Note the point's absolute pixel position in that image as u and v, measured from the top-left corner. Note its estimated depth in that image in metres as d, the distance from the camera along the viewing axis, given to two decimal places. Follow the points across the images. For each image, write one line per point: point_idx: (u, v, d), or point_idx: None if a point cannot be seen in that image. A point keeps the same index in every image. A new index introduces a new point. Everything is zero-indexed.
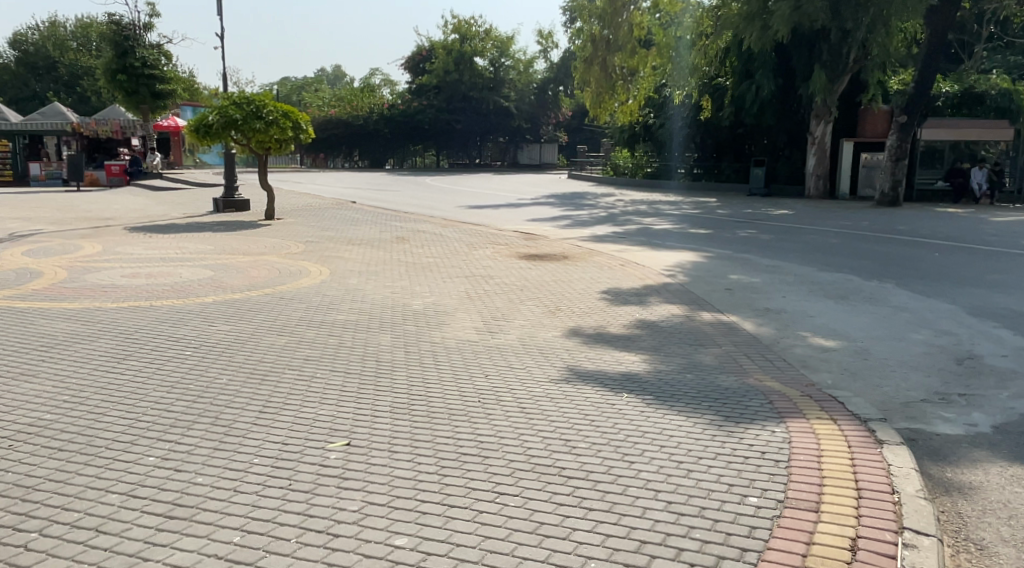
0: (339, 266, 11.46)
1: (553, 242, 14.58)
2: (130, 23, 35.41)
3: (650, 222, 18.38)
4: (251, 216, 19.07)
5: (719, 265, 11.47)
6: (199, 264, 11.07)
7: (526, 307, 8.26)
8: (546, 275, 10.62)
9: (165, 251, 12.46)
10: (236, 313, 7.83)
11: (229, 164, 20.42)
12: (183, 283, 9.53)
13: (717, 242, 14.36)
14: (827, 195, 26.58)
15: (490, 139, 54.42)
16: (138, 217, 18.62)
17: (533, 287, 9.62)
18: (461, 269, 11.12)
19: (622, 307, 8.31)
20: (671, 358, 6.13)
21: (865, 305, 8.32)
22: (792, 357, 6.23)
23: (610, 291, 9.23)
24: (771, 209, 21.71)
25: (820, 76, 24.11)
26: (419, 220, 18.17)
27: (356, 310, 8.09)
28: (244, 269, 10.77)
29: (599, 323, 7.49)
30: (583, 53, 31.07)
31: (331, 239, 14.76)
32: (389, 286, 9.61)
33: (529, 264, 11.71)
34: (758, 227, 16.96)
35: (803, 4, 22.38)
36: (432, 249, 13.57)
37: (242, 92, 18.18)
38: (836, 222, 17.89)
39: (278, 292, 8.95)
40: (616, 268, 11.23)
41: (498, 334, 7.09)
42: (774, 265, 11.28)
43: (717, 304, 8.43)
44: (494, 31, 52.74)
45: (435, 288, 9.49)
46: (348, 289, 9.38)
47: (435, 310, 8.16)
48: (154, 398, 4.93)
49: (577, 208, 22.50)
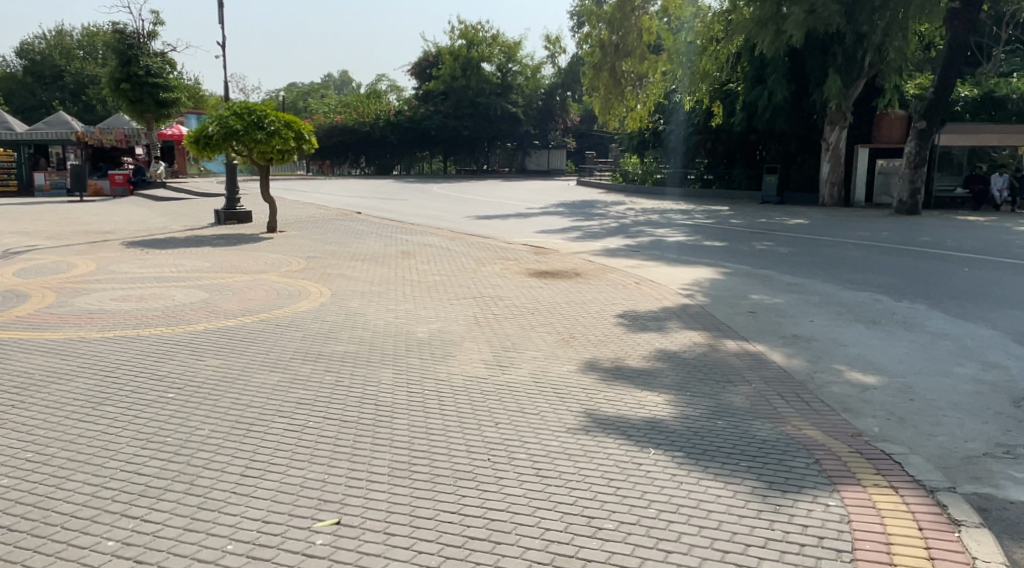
0: (341, 286, 10.97)
1: (564, 257, 14.05)
2: (134, 31, 35.11)
3: (663, 234, 17.83)
4: (253, 228, 18.64)
5: (739, 283, 10.91)
6: (194, 285, 10.61)
7: (538, 337, 7.73)
8: (558, 296, 10.09)
9: (160, 271, 12.01)
10: (228, 344, 7.34)
11: (231, 175, 19.98)
12: (176, 307, 9.06)
13: (735, 256, 13.80)
14: (843, 202, 25.95)
15: (497, 145, 54.19)
16: (138, 230, 18.22)
17: (544, 310, 9.11)
18: (467, 289, 10.60)
19: (640, 335, 7.77)
20: (698, 400, 5.58)
21: (901, 332, 7.76)
22: (830, 397, 5.67)
23: (627, 315, 8.69)
24: (787, 219, 21.11)
25: (835, 81, 23.47)
26: (425, 232, 17.69)
27: (356, 340, 7.57)
28: (241, 290, 10.29)
29: (617, 355, 6.95)
30: (591, 59, 30.61)
31: (334, 255, 14.28)
32: (393, 310, 9.10)
33: (539, 283, 11.19)
34: (775, 239, 16.38)
35: (817, 8, 21.89)
36: (437, 264, 13.08)
37: (242, 102, 17.78)
38: (856, 233, 17.30)
39: (275, 319, 8.46)
40: (631, 287, 10.68)
41: (508, 369, 6.56)
42: (797, 284, 10.71)
43: (742, 331, 7.88)
44: (501, 37, 52.29)
45: (442, 312, 8.98)
46: (348, 314, 8.87)
47: (441, 339, 7.64)
48: (124, 457, 4.42)
49: (586, 218, 22.00)
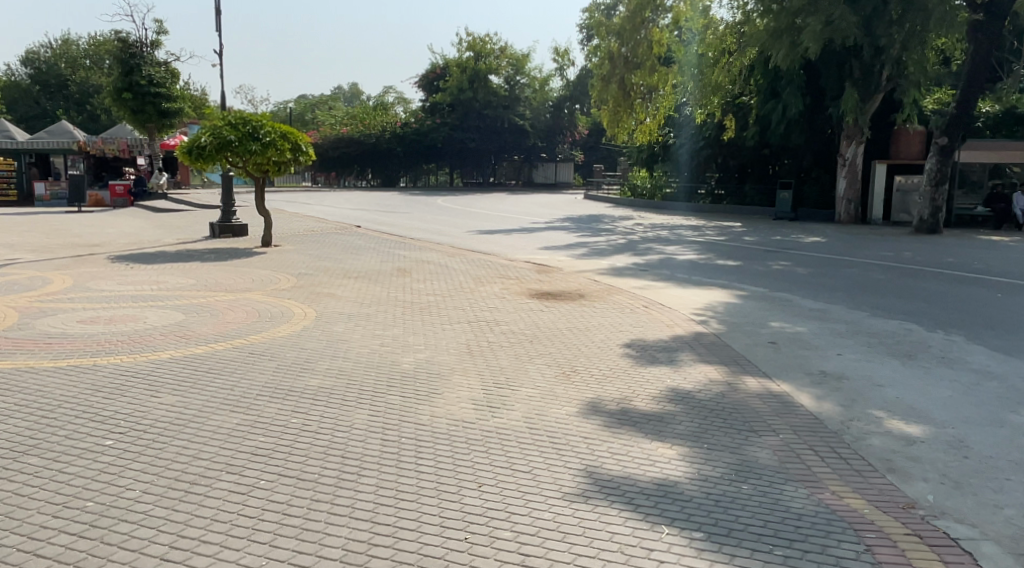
0: (328, 306, 10.26)
1: (568, 276, 13.31)
2: (137, 40, 34.68)
3: (673, 251, 17.07)
4: (248, 242, 18.01)
5: (757, 308, 10.13)
6: (172, 305, 9.89)
7: (536, 371, 6.95)
8: (561, 321, 9.32)
9: (140, 288, 11.36)
10: (191, 376, 6.59)
11: (226, 187, 19.34)
12: (147, 331, 8.33)
13: (749, 277, 13.04)
14: (859, 220, 25.13)
15: (504, 157, 53.74)
16: (129, 243, 17.59)
17: (546, 338, 8.34)
18: (463, 312, 9.86)
19: (650, 369, 7.01)
20: (718, 455, 4.83)
21: (941, 370, 6.99)
22: (870, 453, 4.93)
23: (635, 346, 7.92)
24: (803, 237, 20.31)
25: (852, 95, 22.76)
26: (425, 248, 17.02)
27: (334, 373, 6.81)
28: (220, 311, 9.59)
29: (624, 395, 6.16)
30: (599, 71, 29.91)
31: (327, 271, 13.60)
32: (380, 336, 8.35)
33: (541, 305, 10.43)
34: (791, 258, 15.61)
35: (835, 19, 21.22)
36: (435, 283, 12.37)
37: (238, 112, 17.13)
38: (875, 253, 16.53)
39: (250, 346, 7.71)
40: (640, 311, 9.90)
41: (500, 411, 5.77)
42: (819, 310, 9.95)
43: (765, 365, 7.11)
44: (508, 49, 51.83)
45: (433, 339, 8.21)
46: (332, 340, 8.12)
47: (428, 372, 6.90)
48: (27, 531, 3.78)
49: (593, 233, 21.30)
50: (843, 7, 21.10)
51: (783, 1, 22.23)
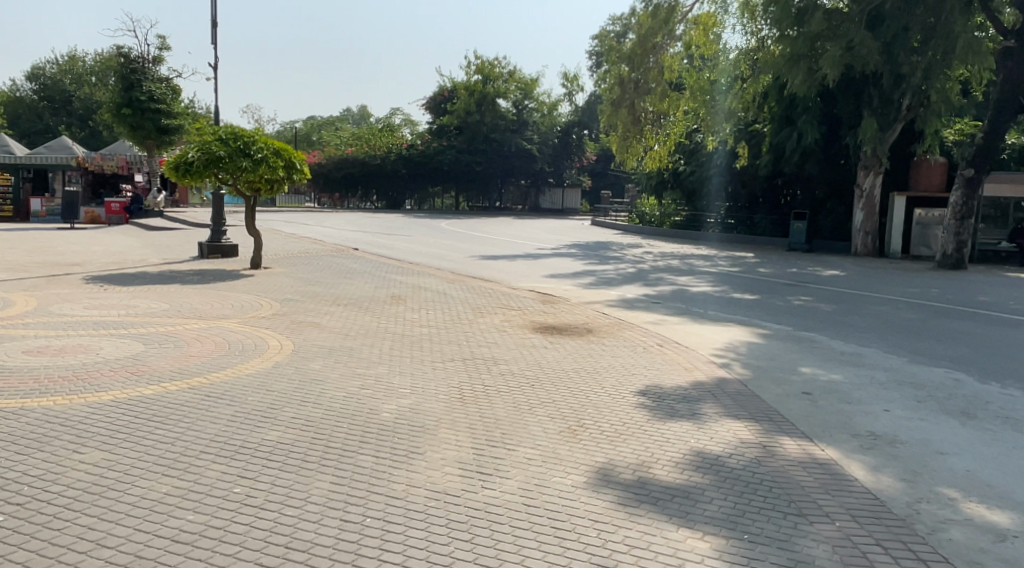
0: (308, 338, 9.30)
1: (574, 307, 12.35)
2: (140, 56, 34.18)
3: (686, 282, 16.10)
4: (237, 264, 17.13)
5: (783, 350, 9.12)
6: (134, 334, 8.95)
7: (536, 426, 5.91)
8: (566, 361, 8.31)
9: (108, 313, 10.48)
10: (129, 425, 5.62)
11: (218, 205, 18.47)
12: (97, 366, 7.37)
13: (771, 313, 12.05)
14: (877, 253, 24.11)
15: (511, 182, 53.00)
16: (111, 263, 16.74)
17: (548, 382, 7.32)
18: (457, 347, 8.88)
19: (669, 424, 6.00)
20: (763, 553, 3.84)
21: (1011, 433, 5.96)
22: (952, 552, 3.92)
23: (649, 394, 6.90)
24: (821, 270, 19.34)
25: (872, 124, 21.85)
26: (423, 274, 16.07)
27: (299, 424, 5.82)
28: (187, 342, 8.67)
29: (640, 459, 5.14)
30: (610, 94, 28.47)
31: (315, 297, 12.69)
32: (358, 375, 7.35)
33: (544, 341, 9.45)
34: (811, 293, 14.63)
35: (856, 46, 20.55)
36: (429, 313, 11.43)
37: (230, 127, 16.30)
38: (901, 288, 15.54)
39: (209, 387, 6.74)
40: (653, 351, 8.90)
41: (492, 480, 4.77)
42: (853, 354, 8.92)
43: (803, 423, 6.08)
44: (517, 73, 51.19)
45: (418, 382, 7.18)
46: (304, 379, 7.14)
47: (410, 424, 5.91)
48: None
49: (601, 261, 20.34)
50: (863, 33, 20.41)
51: (799, 27, 21.45)
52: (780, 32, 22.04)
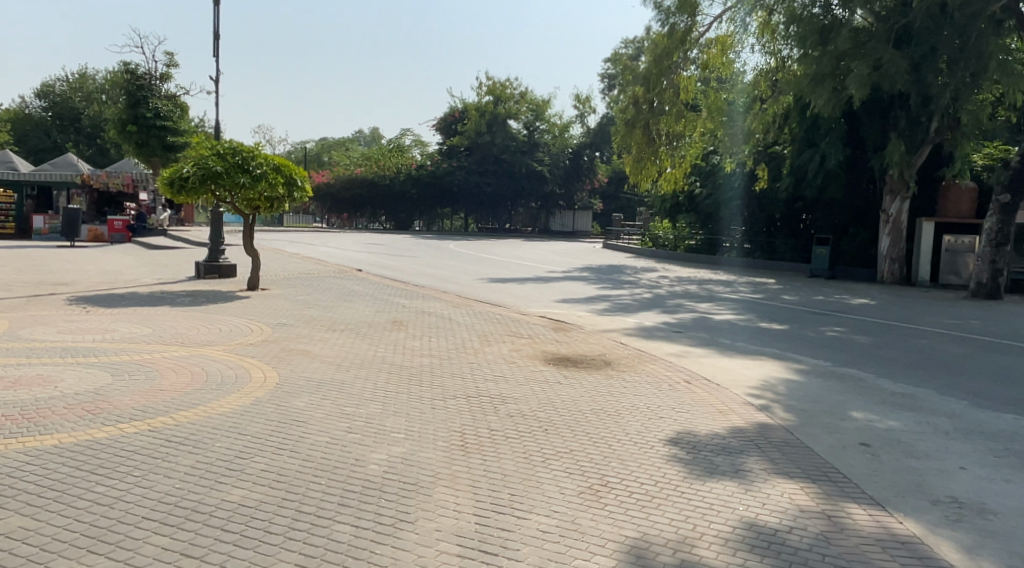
0: (294, 368, 8.39)
1: (590, 335, 11.41)
2: (147, 72, 33.67)
3: (707, 309, 15.15)
4: (233, 285, 16.32)
5: (827, 390, 8.13)
6: (103, 363, 8.08)
7: (551, 485, 4.96)
8: (582, 400, 7.33)
9: (83, 338, 9.66)
10: (62, 483, 4.75)
11: (215, 223, 17.69)
12: (50, 401, 6.49)
13: (804, 346, 11.06)
14: (904, 281, 23.06)
15: (521, 204, 52.23)
16: (102, 283, 15.97)
17: (564, 427, 6.34)
18: (460, 382, 7.94)
19: (711, 485, 5.03)
20: None
21: None
22: None
23: (682, 444, 5.94)
24: (849, 297, 18.34)
25: (898, 147, 20.96)
26: (428, 297, 15.19)
27: (270, 481, 4.91)
28: (161, 373, 7.80)
29: (680, 535, 4.19)
30: (624, 115, 27.44)
31: (312, 322, 11.82)
32: (345, 416, 6.41)
33: (558, 374, 8.50)
34: (844, 323, 13.64)
35: (884, 64, 19.74)
36: (433, 341, 10.53)
37: (228, 142, 15.52)
38: (939, 319, 14.52)
39: (172, 429, 5.85)
40: (680, 388, 7.93)
41: (497, 563, 3.84)
42: (906, 396, 7.92)
43: (870, 486, 5.10)
44: (529, 94, 50.71)
45: (413, 426, 6.23)
46: (283, 420, 6.22)
47: (401, 481, 4.99)
48: None
49: (615, 285, 19.42)
50: (892, 52, 19.62)
51: (824, 45, 20.71)
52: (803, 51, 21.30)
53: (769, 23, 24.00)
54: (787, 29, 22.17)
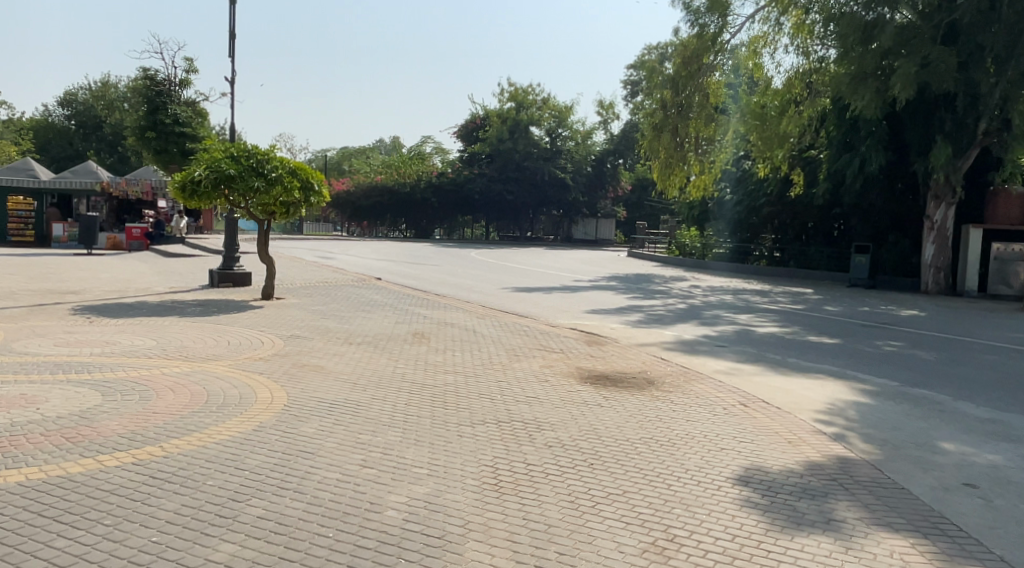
0: (304, 387, 7.56)
1: (626, 349, 10.52)
2: (166, 78, 33.37)
3: (748, 321, 14.20)
4: (247, 294, 15.60)
5: (906, 415, 7.18)
6: (94, 381, 7.30)
7: (606, 540, 4.10)
8: (629, 427, 6.42)
9: (80, 351, 8.93)
10: (17, 536, 3.95)
11: (230, 229, 16.99)
12: (27, 426, 5.72)
13: (864, 363, 10.11)
14: (950, 291, 21.91)
15: (543, 212, 51.34)
16: (112, 292, 15.32)
17: (611, 461, 5.45)
18: (489, 404, 7.08)
19: (801, 542, 4.14)
20: None
21: None
22: None
23: (754, 484, 5.04)
24: (896, 309, 17.29)
25: (944, 150, 19.87)
26: (451, 307, 14.38)
27: (269, 535, 4.08)
28: (158, 393, 6.99)
29: None
30: (651, 119, 26.39)
31: (329, 334, 11.05)
32: (361, 446, 5.58)
33: (598, 395, 7.60)
34: (899, 337, 12.67)
35: (932, 62, 18.70)
36: (458, 355, 9.71)
37: (241, 144, 14.78)
38: (999, 333, 13.50)
39: (159, 463, 5.05)
40: (738, 412, 7.02)
41: None
42: (997, 423, 6.98)
43: (996, 545, 4.22)
44: (552, 100, 49.77)
45: (438, 458, 5.38)
46: (288, 451, 5.39)
47: (427, 532, 4.14)
48: None
49: (645, 295, 18.54)
50: (940, 49, 18.61)
51: (865, 43, 19.79)
52: (843, 50, 20.34)
53: (803, 23, 23.04)
54: (826, 28, 21.25)
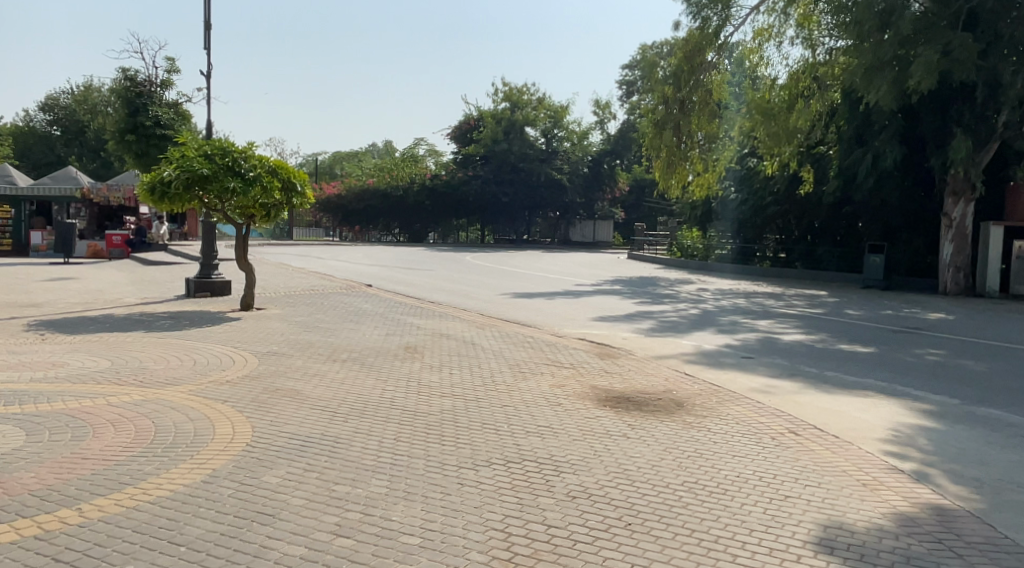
0: (273, 419, 6.37)
1: (644, 363, 9.39)
2: (146, 78, 32.05)
3: (769, 327, 13.08)
4: (226, 304, 14.41)
5: (986, 444, 6.07)
6: (23, 417, 6.12)
7: None
8: (666, 466, 5.27)
9: (17, 376, 7.73)
10: None
11: (208, 235, 15.79)
12: None
13: (913, 375, 8.98)
14: (969, 291, 20.83)
15: (539, 214, 50.20)
16: (78, 304, 14.11)
17: (651, 519, 4.30)
18: (495, 437, 5.93)
19: None
20: None
21: None
22: None
23: (842, 552, 3.90)
24: (922, 312, 16.17)
25: (965, 142, 18.78)
26: (446, 316, 13.25)
27: None
28: (96, 432, 5.79)
29: None
30: (651, 117, 25.10)
31: (311, 349, 9.88)
32: (336, 503, 4.42)
33: (622, 423, 6.45)
34: (938, 343, 11.56)
35: (953, 49, 17.69)
36: (454, 373, 8.56)
37: (216, 140, 13.59)
38: None
39: (73, 537, 3.88)
40: (791, 443, 5.89)
41: None
42: None
43: None
44: (547, 100, 48.89)
45: (434, 520, 4.22)
46: (244, 514, 4.24)
47: None
48: None
49: (653, 299, 17.39)
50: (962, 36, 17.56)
51: (882, 30, 18.64)
52: (857, 39, 19.21)
53: (810, 13, 22.18)
54: (835, 18, 20.27)
